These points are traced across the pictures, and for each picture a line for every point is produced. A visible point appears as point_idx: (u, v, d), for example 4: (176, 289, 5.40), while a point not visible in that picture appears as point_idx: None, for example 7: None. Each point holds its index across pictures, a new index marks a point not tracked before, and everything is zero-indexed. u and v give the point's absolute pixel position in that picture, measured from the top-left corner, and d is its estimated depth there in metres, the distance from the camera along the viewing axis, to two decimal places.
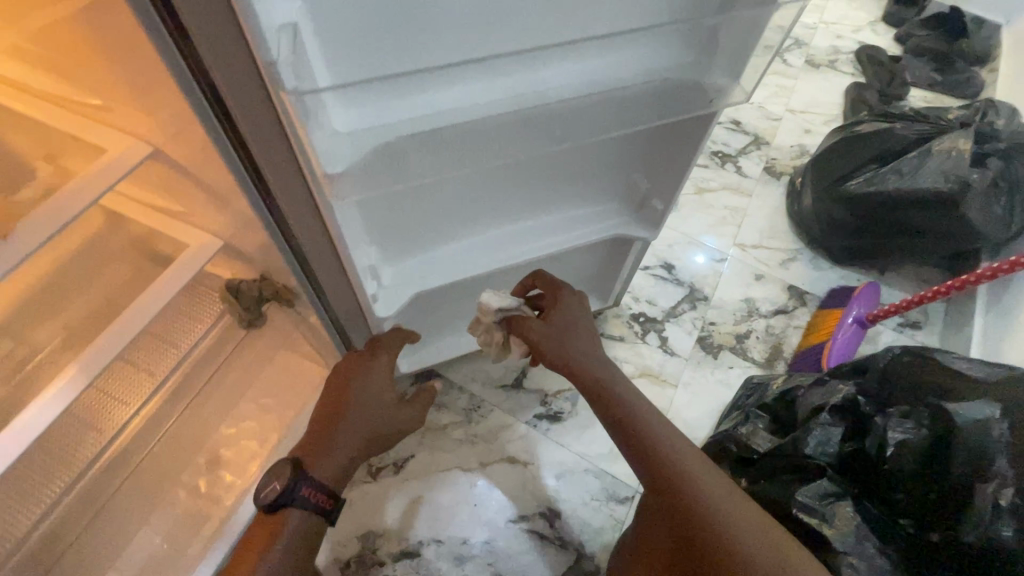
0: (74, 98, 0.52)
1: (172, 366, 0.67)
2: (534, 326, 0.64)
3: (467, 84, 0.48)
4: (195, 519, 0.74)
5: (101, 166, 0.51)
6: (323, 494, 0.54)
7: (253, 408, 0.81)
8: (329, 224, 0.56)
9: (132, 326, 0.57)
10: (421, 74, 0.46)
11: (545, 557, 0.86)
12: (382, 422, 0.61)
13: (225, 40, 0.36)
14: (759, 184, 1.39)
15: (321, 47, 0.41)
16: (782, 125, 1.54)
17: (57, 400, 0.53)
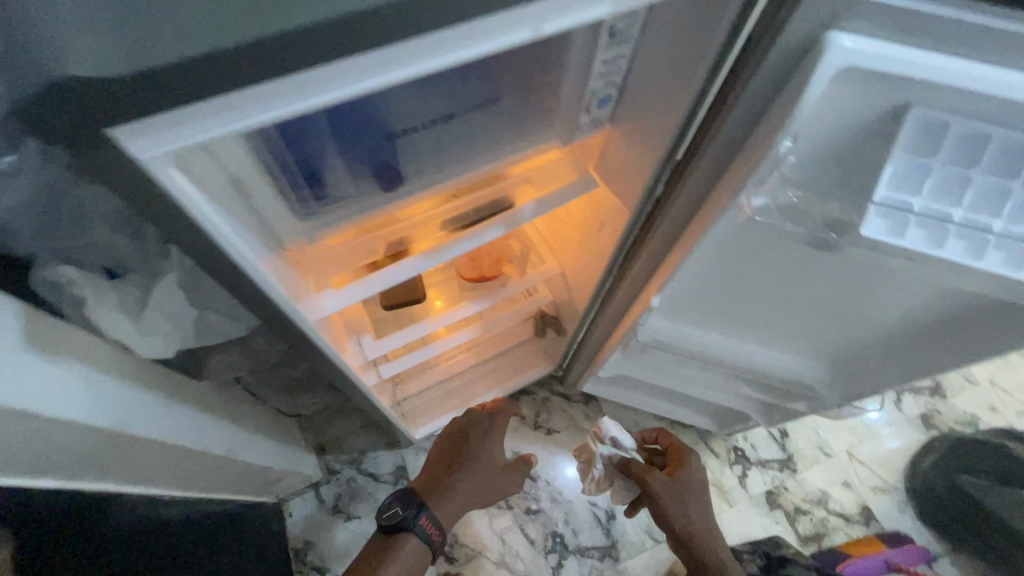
0: (546, 232, 1.12)
1: (499, 331, 1.32)
2: (656, 479, 0.95)
3: (714, 334, 0.96)
4: (458, 394, 1.44)
5: (544, 264, 1.09)
6: (434, 526, 0.98)
7: (507, 361, 1.47)
8: (609, 336, 1.12)
9: (504, 317, 1.22)
10: (694, 326, 0.95)
11: (594, 531, 1.45)
12: (487, 481, 1.06)
13: (631, 291, 0.91)
14: (906, 422, 1.63)
15: (659, 311, 0.93)
16: (972, 390, 1.70)
17: (465, 333, 1.21)
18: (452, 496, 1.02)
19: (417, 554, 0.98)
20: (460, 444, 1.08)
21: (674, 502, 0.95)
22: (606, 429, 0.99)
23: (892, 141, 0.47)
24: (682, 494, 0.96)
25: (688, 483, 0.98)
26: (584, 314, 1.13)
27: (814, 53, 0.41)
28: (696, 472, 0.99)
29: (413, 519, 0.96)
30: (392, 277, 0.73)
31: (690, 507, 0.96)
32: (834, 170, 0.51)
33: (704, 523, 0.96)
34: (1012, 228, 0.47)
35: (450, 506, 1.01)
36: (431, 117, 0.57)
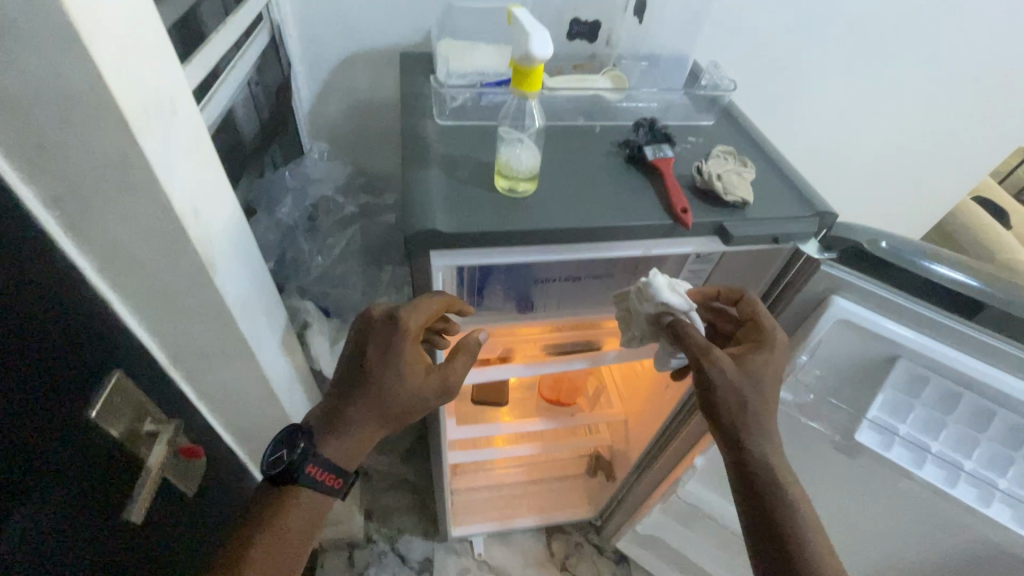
0: (619, 380, 1.33)
1: (555, 457, 1.45)
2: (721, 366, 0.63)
3: None
4: (500, 510, 1.51)
5: (612, 409, 1.27)
6: (329, 471, 0.66)
7: (553, 494, 1.54)
8: (655, 491, 1.22)
9: (564, 444, 1.37)
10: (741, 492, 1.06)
11: None
12: (402, 405, 0.65)
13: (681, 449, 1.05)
14: None
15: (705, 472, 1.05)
16: None
17: (526, 448, 1.35)
18: (351, 439, 0.66)
19: (311, 509, 0.67)
20: (355, 365, 0.66)
21: (735, 403, 0.63)
22: (653, 284, 0.64)
23: (884, 379, 0.66)
24: (760, 393, 0.63)
25: (767, 378, 0.64)
26: (636, 464, 1.25)
27: (822, 306, 0.63)
28: (776, 366, 0.63)
29: (299, 467, 0.64)
30: (498, 373, 0.97)
31: (765, 417, 0.64)
32: (845, 388, 0.70)
33: (777, 442, 0.66)
34: (982, 471, 0.62)
35: (351, 443, 0.66)
36: (565, 275, 0.83)
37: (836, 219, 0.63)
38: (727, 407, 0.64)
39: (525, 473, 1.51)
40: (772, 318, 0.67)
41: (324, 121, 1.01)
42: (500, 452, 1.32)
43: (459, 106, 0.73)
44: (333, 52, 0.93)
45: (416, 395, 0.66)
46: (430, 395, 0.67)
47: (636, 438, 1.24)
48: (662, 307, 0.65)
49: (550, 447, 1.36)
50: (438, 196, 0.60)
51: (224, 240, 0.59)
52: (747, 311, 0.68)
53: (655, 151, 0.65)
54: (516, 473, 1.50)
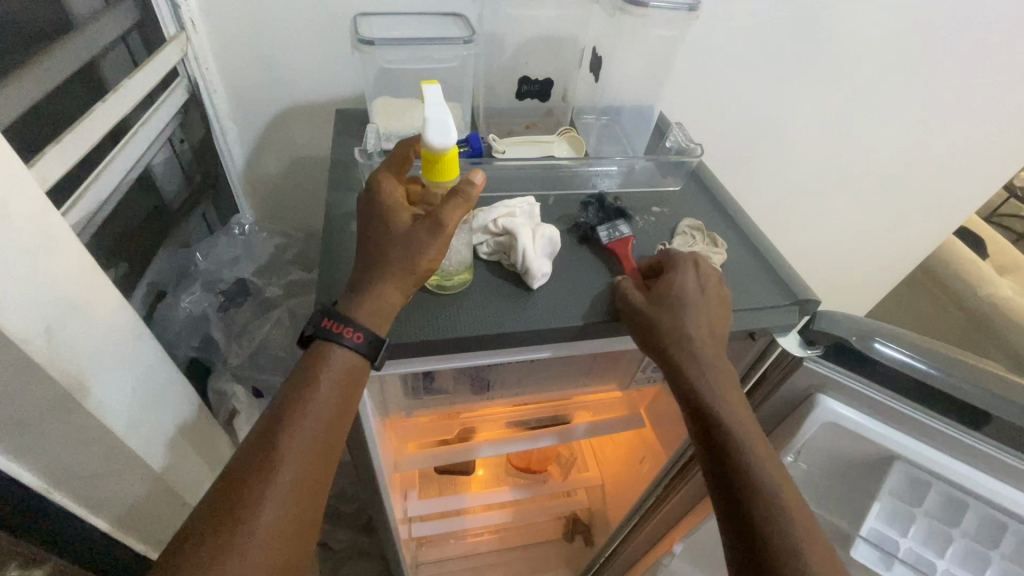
0: (596, 442, 1.24)
1: (529, 522, 1.35)
2: (632, 300, 0.52)
3: None
4: None
5: (587, 476, 1.18)
6: (342, 325, 0.47)
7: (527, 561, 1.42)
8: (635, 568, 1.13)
9: (537, 511, 1.27)
10: None
11: None
12: (400, 242, 0.48)
13: (660, 528, 0.97)
14: None
15: (686, 554, 0.97)
16: None
17: (495, 517, 1.25)
18: (369, 291, 0.47)
19: (346, 383, 0.48)
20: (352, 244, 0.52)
21: (654, 333, 0.50)
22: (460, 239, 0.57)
23: (879, 485, 0.58)
24: (684, 324, 0.50)
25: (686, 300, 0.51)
26: (615, 537, 1.16)
27: (806, 406, 0.56)
28: (687, 291, 0.51)
29: (316, 328, 0.48)
30: (456, 457, 0.87)
31: (697, 344, 0.50)
32: (834, 490, 0.62)
33: (735, 390, 0.50)
34: None
35: (359, 300, 0.47)
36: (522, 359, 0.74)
37: (821, 307, 0.56)
38: (655, 348, 0.50)
39: (496, 539, 1.40)
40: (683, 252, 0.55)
41: (262, 179, 0.93)
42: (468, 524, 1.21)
43: None
44: (267, 109, 0.84)
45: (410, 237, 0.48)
46: (423, 233, 0.47)
47: (613, 507, 1.15)
48: (492, 245, 0.55)
49: (522, 514, 1.26)
50: None
51: (101, 353, 0.50)
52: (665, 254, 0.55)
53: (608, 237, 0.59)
54: (486, 539, 1.39)
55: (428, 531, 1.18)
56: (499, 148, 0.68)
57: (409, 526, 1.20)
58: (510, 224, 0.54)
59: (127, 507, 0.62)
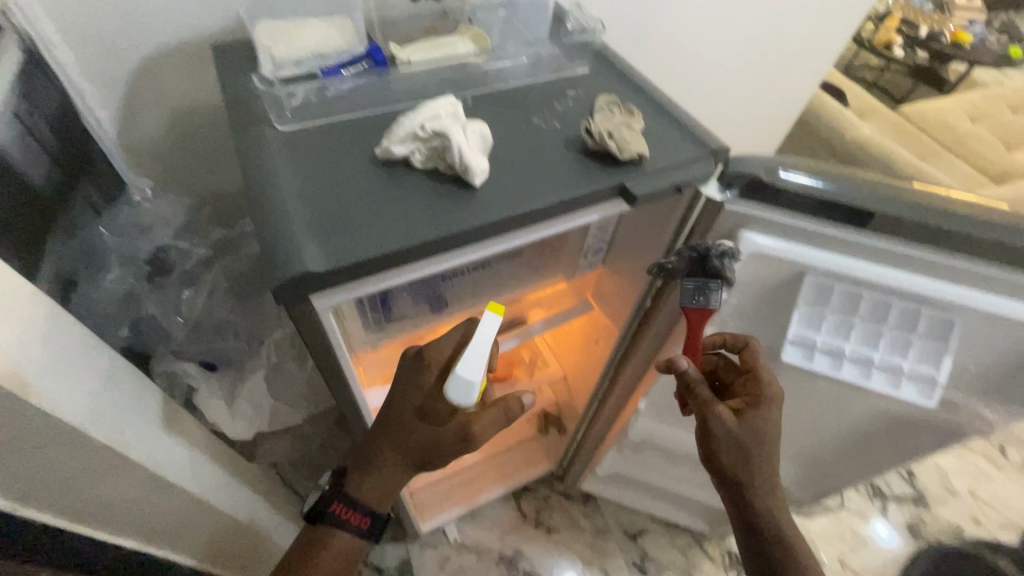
0: (551, 340, 1.32)
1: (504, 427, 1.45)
2: (721, 421, 0.68)
3: (697, 435, 1.12)
4: (462, 491, 1.50)
5: (550, 371, 1.27)
6: (352, 511, 0.78)
7: (509, 462, 1.55)
8: (606, 438, 1.25)
9: (510, 414, 1.36)
10: (683, 427, 1.12)
11: None
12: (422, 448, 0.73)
13: (623, 396, 1.07)
14: (892, 534, 1.70)
15: (648, 411, 1.09)
16: (952, 501, 1.79)
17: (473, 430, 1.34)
18: (379, 477, 0.76)
19: (350, 543, 0.81)
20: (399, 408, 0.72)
21: (734, 448, 0.69)
22: (386, 157, 0.55)
23: (796, 296, 0.68)
24: (764, 450, 0.69)
25: (765, 432, 0.68)
26: (584, 415, 1.28)
27: (731, 243, 0.63)
28: (772, 421, 0.68)
29: (325, 507, 0.78)
30: None
31: (761, 464, 0.69)
32: (761, 312, 0.72)
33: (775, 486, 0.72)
34: (889, 357, 0.67)
35: (371, 485, 0.76)
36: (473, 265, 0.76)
37: (730, 153, 0.62)
38: (725, 452, 0.70)
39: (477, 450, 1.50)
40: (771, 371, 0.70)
41: (141, 145, 0.83)
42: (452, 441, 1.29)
43: (302, 106, 0.62)
44: (124, 59, 0.74)
45: (440, 445, 0.72)
46: (451, 443, 0.72)
47: (578, 391, 1.26)
48: (421, 151, 0.55)
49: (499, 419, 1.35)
50: (301, 226, 0.50)
51: (35, 348, 0.46)
52: (751, 357, 0.71)
53: (690, 295, 0.63)
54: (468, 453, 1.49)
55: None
56: (403, 57, 0.66)
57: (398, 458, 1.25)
58: (432, 125, 0.54)
59: (107, 485, 0.59)
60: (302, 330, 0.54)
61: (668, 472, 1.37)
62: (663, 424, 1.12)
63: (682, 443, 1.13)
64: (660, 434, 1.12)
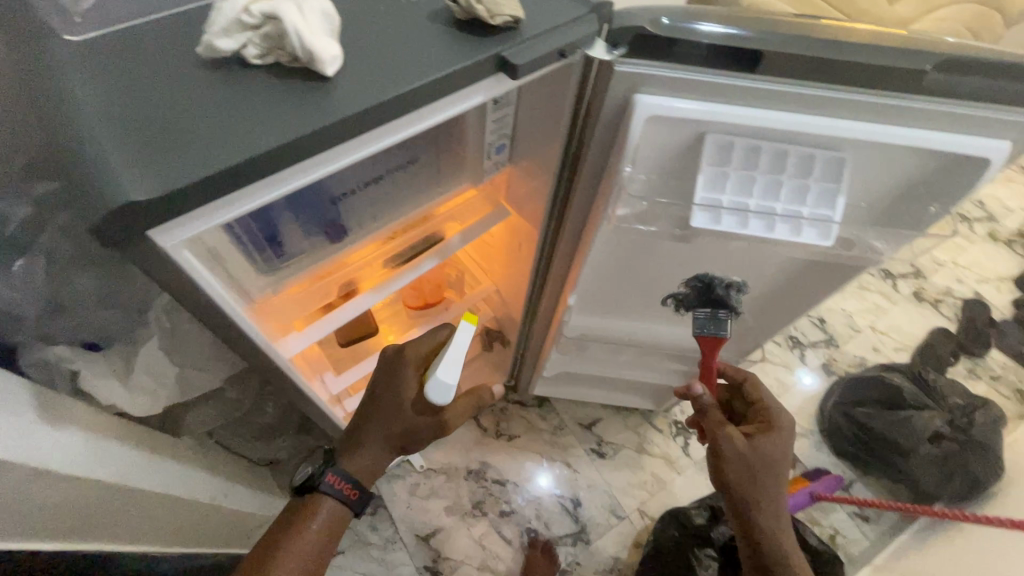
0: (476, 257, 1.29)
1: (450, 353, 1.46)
2: (730, 440, 0.91)
3: (630, 321, 1.17)
4: None
5: (480, 288, 1.26)
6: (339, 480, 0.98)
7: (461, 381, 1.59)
8: (546, 342, 1.29)
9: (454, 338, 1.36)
10: (615, 314, 1.15)
11: (565, 520, 1.58)
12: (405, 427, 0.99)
13: (553, 295, 1.08)
14: (811, 375, 1.91)
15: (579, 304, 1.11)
16: (857, 337, 2.02)
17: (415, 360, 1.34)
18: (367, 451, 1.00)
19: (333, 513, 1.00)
20: (391, 392, 1.00)
21: (741, 466, 0.90)
22: (215, 51, 0.46)
23: (699, 159, 0.67)
24: (771, 471, 0.89)
25: (769, 455, 0.90)
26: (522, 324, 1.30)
27: (629, 109, 0.60)
28: (782, 448, 0.90)
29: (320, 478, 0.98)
30: (346, 315, 0.86)
31: (770, 483, 0.90)
32: (669, 183, 0.71)
33: (773, 503, 0.91)
34: (791, 205, 0.68)
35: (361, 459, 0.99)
36: (363, 180, 0.70)
37: (615, 8, 0.57)
38: (734, 468, 0.91)
39: None
40: (779, 410, 0.96)
41: None
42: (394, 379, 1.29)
43: (95, 7, 0.50)
44: None
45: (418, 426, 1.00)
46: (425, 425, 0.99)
47: (511, 302, 1.26)
48: (258, 40, 0.46)
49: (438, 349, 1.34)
50: (118, 149, 0.41)
51: None
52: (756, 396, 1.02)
53: (703, 324, 0.87)
54: None
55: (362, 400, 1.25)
56: None
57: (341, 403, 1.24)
58: (264, 6, 0.45)
59: None
60: (146, 264, 0.48)
61: (609, 361, 1.43)
62: (595, 316, 1.15)
63: (617, 329, 1.17)
64: (592, 323, 1.16)
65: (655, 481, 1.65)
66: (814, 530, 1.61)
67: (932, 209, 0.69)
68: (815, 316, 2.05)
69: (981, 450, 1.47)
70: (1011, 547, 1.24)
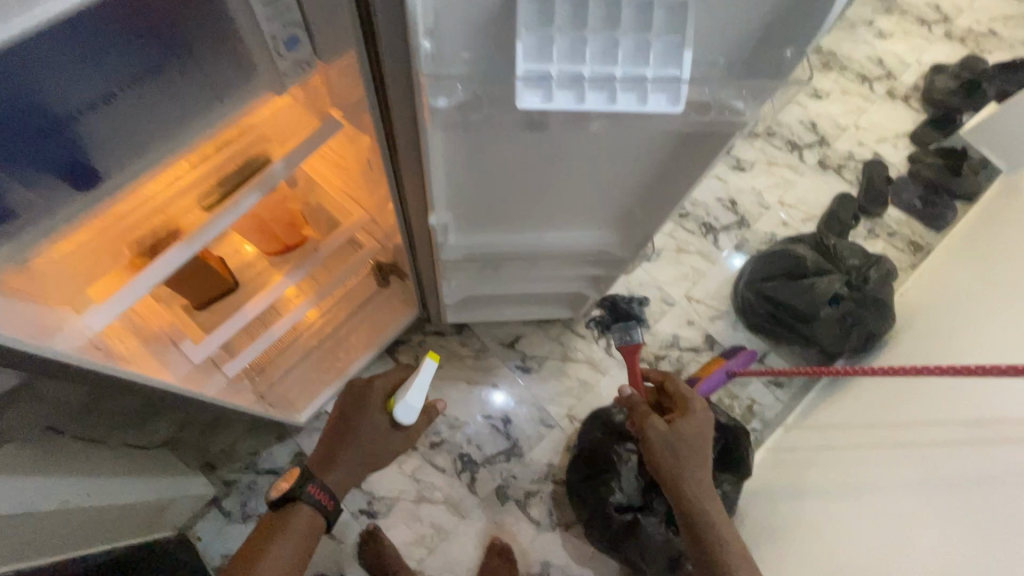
0: (336, 186, 1.14)
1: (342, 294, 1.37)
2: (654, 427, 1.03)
3: (513, 236, 1.12)
4: (330, 364, 1.50)
5: (348, 220, 1.14)
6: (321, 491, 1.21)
7: (365, 318, 1.52)
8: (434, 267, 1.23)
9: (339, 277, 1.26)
10: (496, 229, 1.09)
11: (497, 439, 1.58)
12: (374, 447, 1.27)
13: (419, 217, 0.97)
14: (725, 257, 1.93)
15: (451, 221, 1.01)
16: (767, 213, 2.03)
17: (301, 308, 1.24)
18: (343, 466, 1.27)
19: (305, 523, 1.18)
20: (357, 424, 1.28)
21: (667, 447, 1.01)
22: None
23: (517, 22, 0.54)
24: (690, 449, 1.02)
25: (688, 435, 1.03)
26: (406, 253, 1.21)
27: None
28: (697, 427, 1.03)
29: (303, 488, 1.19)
30: (152, 272, 0.74)
31: (691, 460, 1.01)
32: (494, 61, 0.58)
33: (699, 480, 1.02)
34: (633, 68, 0.58)
35: (341, 473, 1.26)
36: (91, 99, 0.54)
37: None
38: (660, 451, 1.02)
39: (328, 324, 1.44)
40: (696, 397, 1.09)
41: None
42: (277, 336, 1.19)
43: None
44: None
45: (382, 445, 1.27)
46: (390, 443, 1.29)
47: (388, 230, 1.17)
48: None
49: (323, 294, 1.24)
50: None
51: None
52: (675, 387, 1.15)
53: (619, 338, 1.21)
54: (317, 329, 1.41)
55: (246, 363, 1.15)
56: None
57: (223, 367, 1.14)
58: None
59: None
60: None
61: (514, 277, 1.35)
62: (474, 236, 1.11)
63: (502, 245, 1.12)
64: (473, 241, 1.11)
65: (582, 385, 1.66)
66: (733, 403, 1.69)
67: (790, 53, 0.61)
68: (727, 198, 2.03)
69: (874, 304, 1.53)
70: (900, 390, 1.32)
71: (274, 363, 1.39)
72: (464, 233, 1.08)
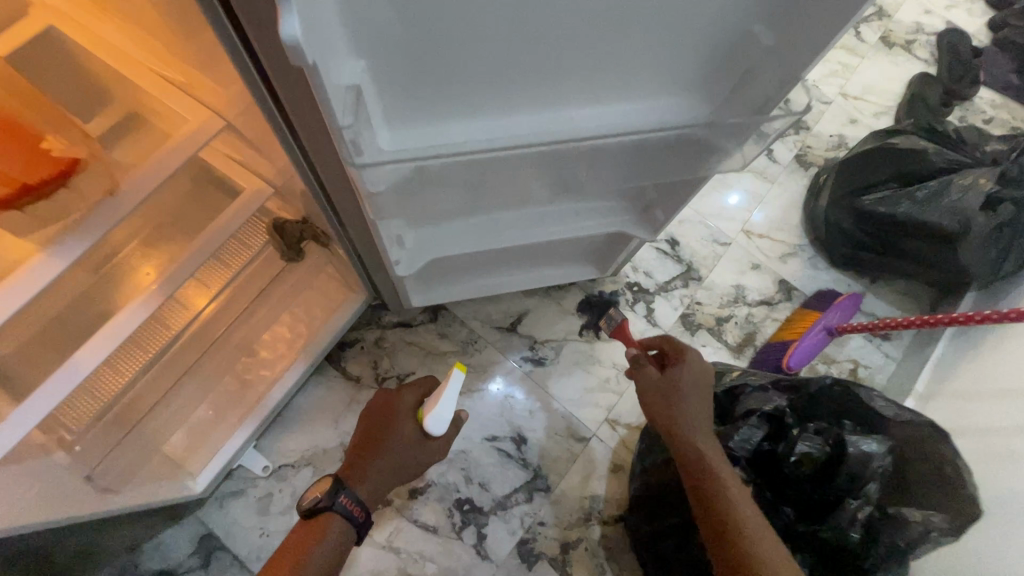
0: (160, 66, 0.62)
1: (221, 284, 0.80)
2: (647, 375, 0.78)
3: (503, 125, 0.59)
4: (237, 396, 0.95)
5: (188, 132, 0.61)
6: (355, 505, 0.69)
7: (286, 315, 0.99)
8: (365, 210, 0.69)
9: (207, 247, 0.70)
10: (467, 104, 0.56)
11: (509, 470, 1.06)
12: (412, 463, 0.74)
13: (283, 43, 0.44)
14: (785, 173, 1.41)
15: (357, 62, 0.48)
16: (829, 110, 1.51)
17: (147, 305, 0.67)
18: (373, 478, 0.72)
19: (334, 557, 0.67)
20: (384, 428, 0.75)
21: (660, 399, 0.75)
22: None
23: None
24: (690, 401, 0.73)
25: (688, 385, 0.75)
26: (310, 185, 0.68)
27: None
28: (697, 373, 0.75)
29: (331, 497, 0.68)
30: None
31: (694, 415, 0.72)
32: None
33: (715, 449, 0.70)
34: None
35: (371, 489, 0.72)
36: None
37: None
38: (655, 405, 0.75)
39: (212, 332, 0.85)
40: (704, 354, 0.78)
41: None
42: (99, 358, 0.62)
43: None
44: None
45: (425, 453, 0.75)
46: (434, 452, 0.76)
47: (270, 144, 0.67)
48: None
49: (175, 273, 0.68)
50: None
51: None
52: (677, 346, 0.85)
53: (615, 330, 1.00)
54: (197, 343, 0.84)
55: (39, 418, 0.58)
56: None
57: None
58: None
59: None
60: None
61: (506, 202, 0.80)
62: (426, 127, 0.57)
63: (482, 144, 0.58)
64: (418, 133, 0.57)
65: (621, 373, 1.15)
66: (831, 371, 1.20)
67: None
68: None
69: None
70: None
71: (126, 410, 0.79)
72: (401, 108, 0.54)
